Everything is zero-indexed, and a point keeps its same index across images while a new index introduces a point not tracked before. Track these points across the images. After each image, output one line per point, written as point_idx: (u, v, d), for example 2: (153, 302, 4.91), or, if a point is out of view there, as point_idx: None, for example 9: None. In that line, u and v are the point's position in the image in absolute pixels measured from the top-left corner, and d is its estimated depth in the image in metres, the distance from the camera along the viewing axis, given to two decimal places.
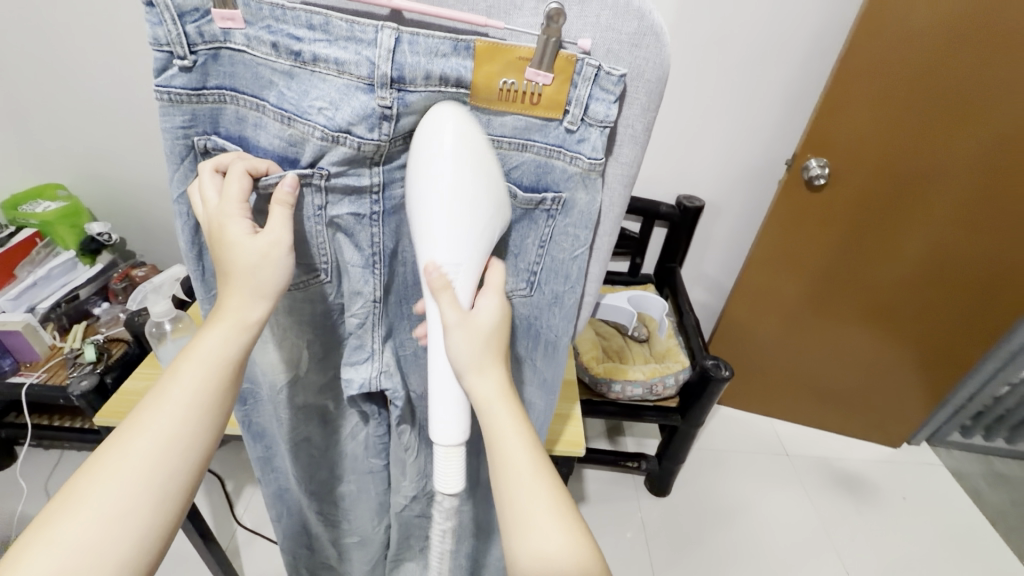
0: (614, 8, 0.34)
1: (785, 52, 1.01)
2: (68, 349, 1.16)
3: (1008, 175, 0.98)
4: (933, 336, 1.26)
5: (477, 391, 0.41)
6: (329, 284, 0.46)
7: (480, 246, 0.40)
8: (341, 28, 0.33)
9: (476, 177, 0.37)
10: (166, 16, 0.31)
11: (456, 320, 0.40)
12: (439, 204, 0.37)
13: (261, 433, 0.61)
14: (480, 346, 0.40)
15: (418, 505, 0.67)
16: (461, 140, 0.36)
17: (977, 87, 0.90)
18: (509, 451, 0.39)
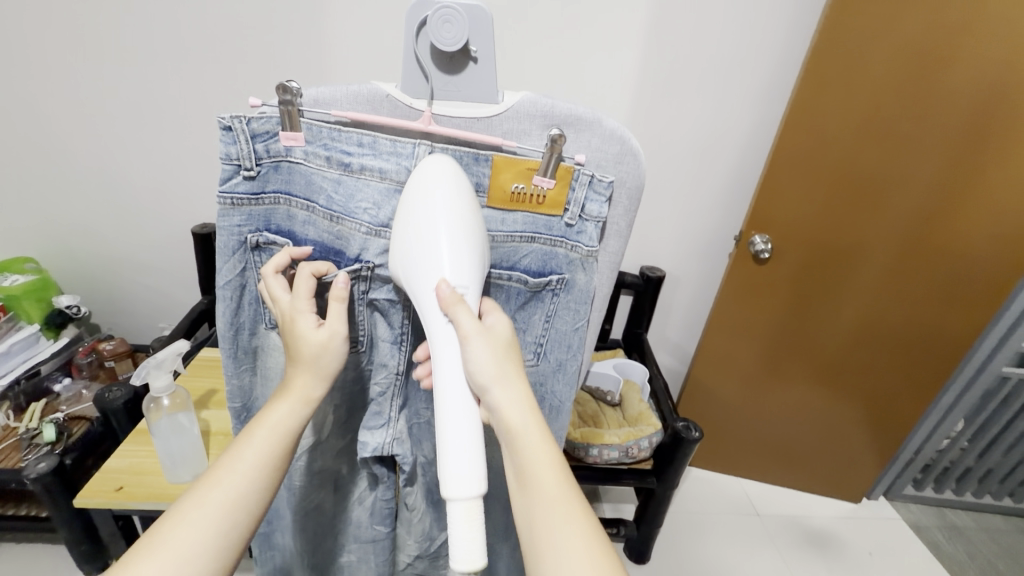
0: (602, 135, 0.43)
1: (725, 146, 1.18)
2: (22, 429, 1.08)
3: (917, 248, 1.15)
4: (875, 393, 1.38)
5: (503, 403, 0.42)
6: (363, 354, 0.51)
7: (479, 270, 0.41)
8: (385, 145, 0.40)
9: (467, 207, 0.40)
10: (241, 137, 0.39)
11: (477, 330, 0.40)
12: (445, 222, 0.39)
13: (274, 514, 0.65)
14: (499, 355, 0.42)
15: (422, 565, 0.71)
16: (455, 176, 0.40)
17: (882, 176, 1.08)
18: (535, 467, 0.43)
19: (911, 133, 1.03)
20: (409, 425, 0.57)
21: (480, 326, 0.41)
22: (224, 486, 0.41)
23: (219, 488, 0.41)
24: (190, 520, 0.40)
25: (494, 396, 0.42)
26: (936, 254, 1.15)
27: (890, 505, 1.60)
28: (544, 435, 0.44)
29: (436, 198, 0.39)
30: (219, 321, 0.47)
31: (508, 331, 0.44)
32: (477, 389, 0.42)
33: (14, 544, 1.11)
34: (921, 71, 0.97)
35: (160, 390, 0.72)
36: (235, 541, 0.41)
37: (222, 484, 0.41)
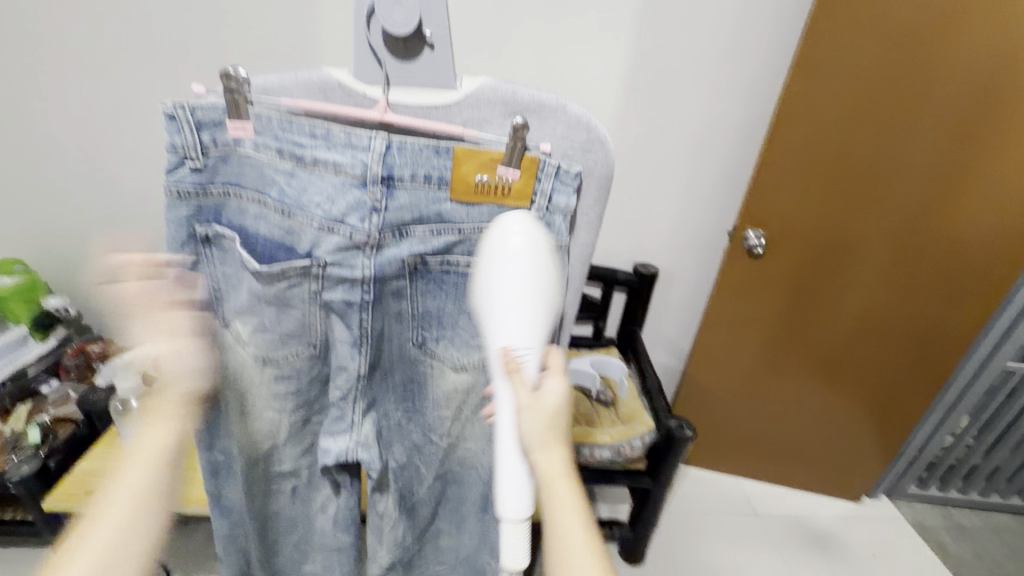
0: (567, 122, 0.41)
1: (717, 140, 1.16)
2: (9, 431, 1.08)
3: (917, 240, 1.13)
4: (875, 390, 1.36)
5: (542, 469, 0.44)
6: (316, 359, 0.51)
7: (542, 331, 0.44)
8: (339, 137, 0.39)
9: (536, 270, 0.41)
10: (186, 126, 0.38)
11: (527, 401, 0.44)
12: (508, 295, 0.41)
13: (229, 509, 0.64)
14: (546, 425, 0.44)
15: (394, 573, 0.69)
16: (530, 238, 0.41)
17: (881, 166, 1.06)
18: (563, 531, 0.42)
19: (907, 119, 1.00)
20: (378, 429, 0.55)
21: (530, 396, 0.44)
22: (119, 488, 0.43)
23: (116, 490, 0.43)
24: (91, 525, 0.41)
25: (536, 459, 0.45)
26: (937, 244, 1.13)
27: (893, 504, 1.57)
28: (579, 501, 0.44)
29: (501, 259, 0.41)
30: (174, 318, 0.48)
31: (564, 398, 0.45)
32: (524, 450, 0.45)
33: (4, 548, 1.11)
34: (918, 53, 0.94)
35: (126, 390, 0.74)
36: (145, 538, 0.43)
37: (115, 485, 0.43)
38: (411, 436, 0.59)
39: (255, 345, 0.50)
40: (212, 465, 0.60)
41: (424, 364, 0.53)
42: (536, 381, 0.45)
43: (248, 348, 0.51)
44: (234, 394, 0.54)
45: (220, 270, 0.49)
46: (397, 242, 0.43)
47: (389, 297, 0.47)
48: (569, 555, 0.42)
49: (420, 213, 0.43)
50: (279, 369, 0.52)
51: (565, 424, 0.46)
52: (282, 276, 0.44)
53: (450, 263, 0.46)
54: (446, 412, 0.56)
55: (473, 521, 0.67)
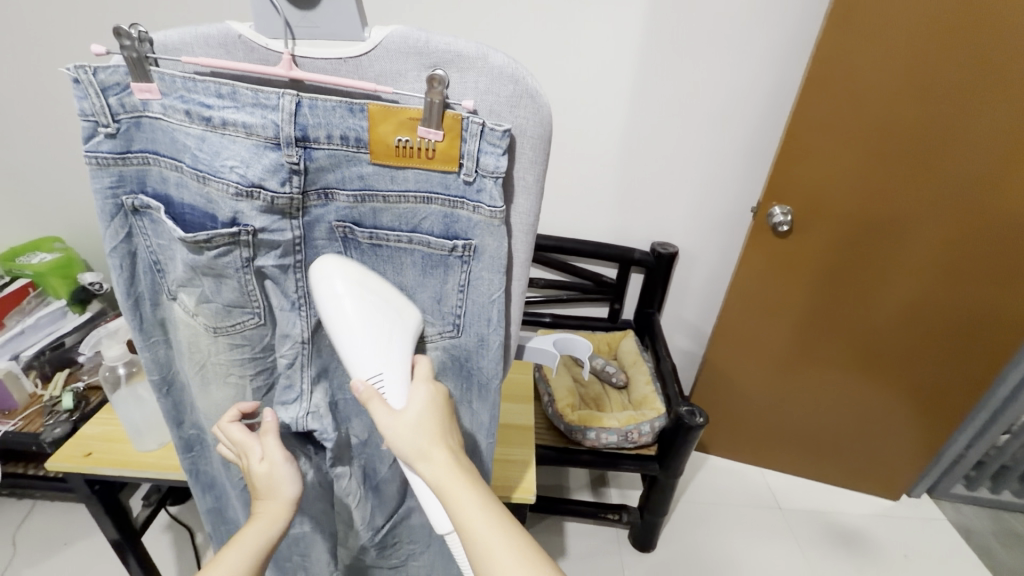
0: (490, 75, 0.37)
1: (740, 108, 1.08)
2: (47, 397, 1.08)
3: (978, 221, 1.00)
4: (919, 382, 1.24)
5: (431, 475, 0.42)
6: (267, 329, 0.50)
7: (396, 353, 0.45)
8: (246, 96, 0.37)
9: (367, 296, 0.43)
10: (90, 91, 0.37)
11: (390, 421, 0.43)
12: (348, 324, 0.43)
13: (210, 484, 0.67)
14: (421, 435, 0.43)
15: (372, 552, 0.73)
16: (348, 276, 0.43)
17: (939, 129, 0.93)
18: (474, 528, 0.41)
19: (962, 75, 0.88)
20: (332, 400, 0.55)
21: (394, 414, 0.43)
22: None
23: None
24: None
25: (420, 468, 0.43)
26: (1000, 225, 0.99)
27: (935, 503, 1.45)
28: (474, 488, 0.43)
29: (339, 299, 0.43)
30: (116, 293, 0.49)
31: (427, 407, 0.44)
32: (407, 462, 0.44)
33: (49, 501, 1.22)
34: (947, 22, 0.85)
35: (113, 358, 0.76)
36: None
37: None
38: (369, 412, 0.58)
39: (204, 316, 0.48)
40: (186, 440, 0.63)
41: None
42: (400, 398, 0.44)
43: (197, 318, 0.49)
44: (194, 361, 0.52)
45: (154, 240, 0.46)
46: (323, 204, 0.43)
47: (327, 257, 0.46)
48: (482, 543, 0.41)
49: (342, 174, 0.41)
50: (232, 338, 0.49)
51: (438, 429, 0.44)
52: (209, 244, 0.42)
53: (378, 238, 0.45)
54: None
55: None
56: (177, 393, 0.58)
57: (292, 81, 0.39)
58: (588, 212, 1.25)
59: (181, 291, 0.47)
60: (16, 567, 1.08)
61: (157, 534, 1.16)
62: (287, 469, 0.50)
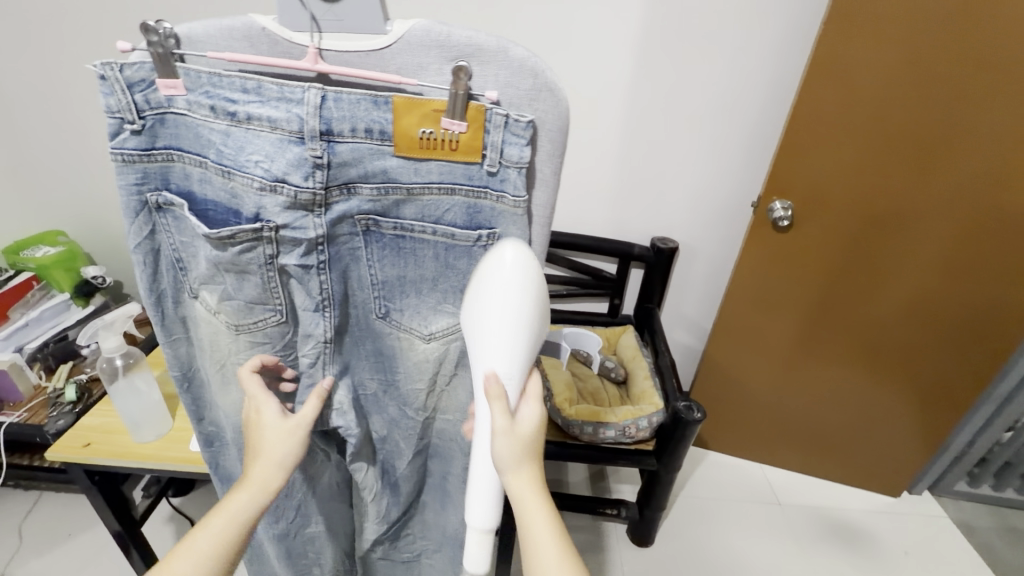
0: (510, 68, 0.38)
1: (747, 106, 1.09)
2: (51, 388, 1.09)
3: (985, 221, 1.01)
4: (922, 378, 1.25)
5: (515, 486, 0.48)
6: (286, 326, 0.50)
7: (526, 363, 0.47)
8: (271, 90, 0.38)
9: (526, 300, 0.42)
10: (117, 87, 0.37)
11: (504, 427, 0.47)
12: (492, 328, 0.44)
13: (228, 475, 0.67)
14: (522, 450, 0.48)
15: (382, 548, 0.73)
16: (521, 271, 0.42)
17: (948, 126, 0.94)
18: (538, 546, 0.48)
19: (970, 73, 0.89)
20: (354, 398, 0.56)
21: (507, 423, 0.47)
22: None
23: None
24: None
25: (508, 478, 0.49)
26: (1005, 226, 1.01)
27: (934, 499, 1.47)
28: (550, 512, 0.49)
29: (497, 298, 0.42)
30: (139, 290, 0.49)
31: (536, 426, 0.49)
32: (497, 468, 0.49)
33: (53, 492, 1.22)
34: (966, 14, 0.85)
35: (110, 349, 0.77)
36: None
37: None
38: (388, 409, 0.58)
39: (225, 314, 0.49)
40: (207, 435, 0.63)
41: (392, 334, 0.52)
42: (514, 408, 0.48)
43: (218, 316, 0.50)
44: (215, 359, 0.53)
45: (177, 237, 0.46)
46: (345, 199, 0.42)
47: (348, 254, 0.46)
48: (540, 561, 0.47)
49: (365, 169, 0.41)
50: (253, 336, 0.50)
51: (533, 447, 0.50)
52: (232, 241, 0.42)
53: (403, 228, 0.45)
54: (421, 385, 0.55)
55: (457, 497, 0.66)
56: (198, 388, 0.59)
57: (318, 75, 0.40)
58: (593, 208, 1.25)
59: (203, 288, 0.48)
60: (21, 557, 1.09)
61: (160, 525, 1.17)
62: (287, 444, 0.50)
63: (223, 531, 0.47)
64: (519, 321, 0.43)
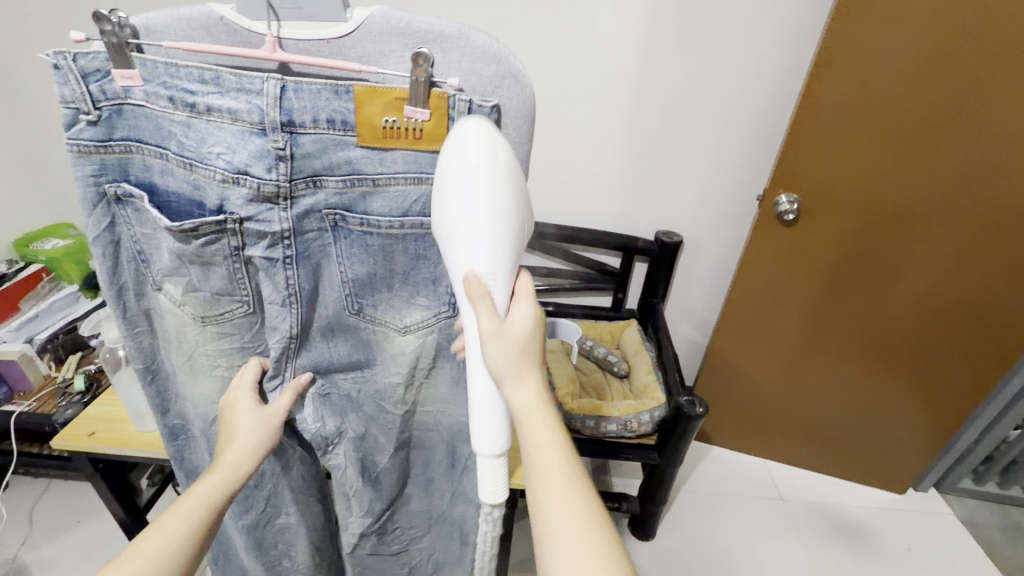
0: (472, 55, 0.40)
1: (747, 96, 1.06)
2: (61, 379, 1.08)
3: (993, 213, 0.98)
4: (928, 373, 1.22)
5: (515, 399, 0.46)
6: (255, 315, 0.52)
7: (510, 258, 0.44)
8: (230, 81, 0.40)
9: (498, 180, 0.40)
10: (71, 77, 0.39)
11: (493, 329, 0.44)
12: (472, 212, 0.41)
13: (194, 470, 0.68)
14: (517, 352, 0.45)
15: (369, 543, 0.73)
16: (484, 148, 0.40)
17: (945, 114, 0.91)
18: (546, 467, 0.44)
19: (971, 55, 0.86)
20: (321, 394, 0.58)
21: (496, 326, 0.44)
22: None
23: None
24: None
25: (507, 390, 0.46)
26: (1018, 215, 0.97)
27: (941, 497, 1.44)
28: (553, 427, 0.46)
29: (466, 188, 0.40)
30: (99, 282, 0.49)
31: (530, 324, 0.46)
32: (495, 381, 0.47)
33: (63, 480, 1.25)
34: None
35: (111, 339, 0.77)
36: None
37: None
38: (365, 406, 0.59)
39: (191, 305, 0.50)
40: (171, 430, 0.64)
41: (366, 329, 0.54)
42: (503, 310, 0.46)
43: (183, 308, 0.51)
44: (181, 352, 0.54)
45: (138, 229, 0.47)
46: (312, 193, 0.44)
47: (316, 252, 0.48)
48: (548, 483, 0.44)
49: (330, 160, 0.43)
50: (221, 327, 0.52)
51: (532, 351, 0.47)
52: (195, 233, 0.44)
53: (369, 224, 0.46)
54: (397, 379, 0.57)
55: (443, 483, 0.69)
56: (162, 380, 0.59)
57: (280, 66, 0.42)
58: (592, 201, 1.24)
59: (166, 281, 0.49)
60: (32, 542, 1.12)
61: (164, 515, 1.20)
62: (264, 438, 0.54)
63: (189, 514, 0.47)
64: (496, 209, 0.41)
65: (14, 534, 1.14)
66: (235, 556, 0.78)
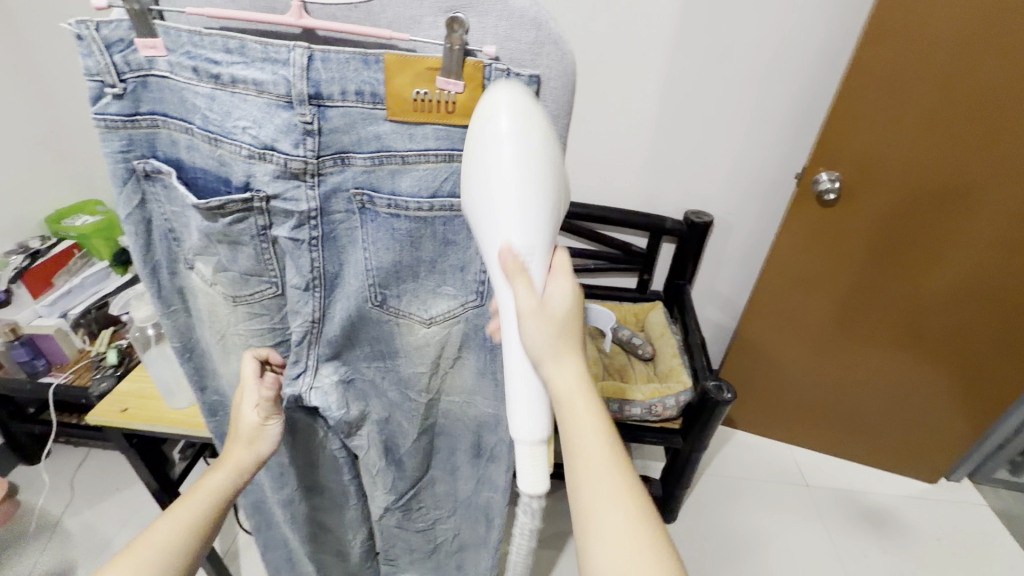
0: (510, 20, 0.38)
1: (791, 65, 1.00)
2: (94, 353, 1.10)
3: None
4: (969, 363, 1.16)
5: (555, 379, 0.43)
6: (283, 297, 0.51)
7: (546, 229, 0.41)
8: (256, 50, 0.38)
9: (534, 145, 0.37)
10: (94, 48, 0.37)
11: (532, 306, 0.42)
12: (506, 181, 0.38)
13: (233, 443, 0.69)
14: (557, 331, 0.43)
15: (395, 516, 0.73)
16: (517, 114, 0.37)
17: (1009, 88, 0.84)
18: (588, 459, 0.43)
19: None
20: (345, 380, 0.56)
21: (537, 301, 0.42)
22: None
23: None
24: None
25: (546, 371, 0.43)
26: None
27: (973, 487, 1.39)
28: (595, 410, 0.44)
29: (499, 154, 0.37)
30: (134, 260, 0.49)
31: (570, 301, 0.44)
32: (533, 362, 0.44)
33: (101, 448, 1.30)
34: None
35: (141, 319, 0.78)
36: None
37: None
38: (388, 393, 0.59)
39: (222, 285, 0.50)
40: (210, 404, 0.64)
41: (389, 321, 0.52)
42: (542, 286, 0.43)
43: (215, 287, 0.50)
44: (214, 330, 0.54)
45: (168, 207, 0.46)
46: (339, 170, 0.43)
47: (344, 236, 0.46)
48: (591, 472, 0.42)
49: (358, 136, 0.41)
50: (251, 307, 0.51)
51: (571, 328, 0.45)
52: (223, 211, 0.43)
53: (396, 206, 0.44)
54: (422, 368, 0.56)
55: (466, 467, 0.68)
56: (199, 358, 0.59)
57: (304, 31, 0.40)
58: (619, 178, 1.20)
59: (197, 260, 0.49)
60: (74, 508, 1.17)
61: None
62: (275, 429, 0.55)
63: (202, 499, 0.49)
64: (537, 182, 0.38)
65: (56, 500, 1.18)
66: (274, 527, 0.79)
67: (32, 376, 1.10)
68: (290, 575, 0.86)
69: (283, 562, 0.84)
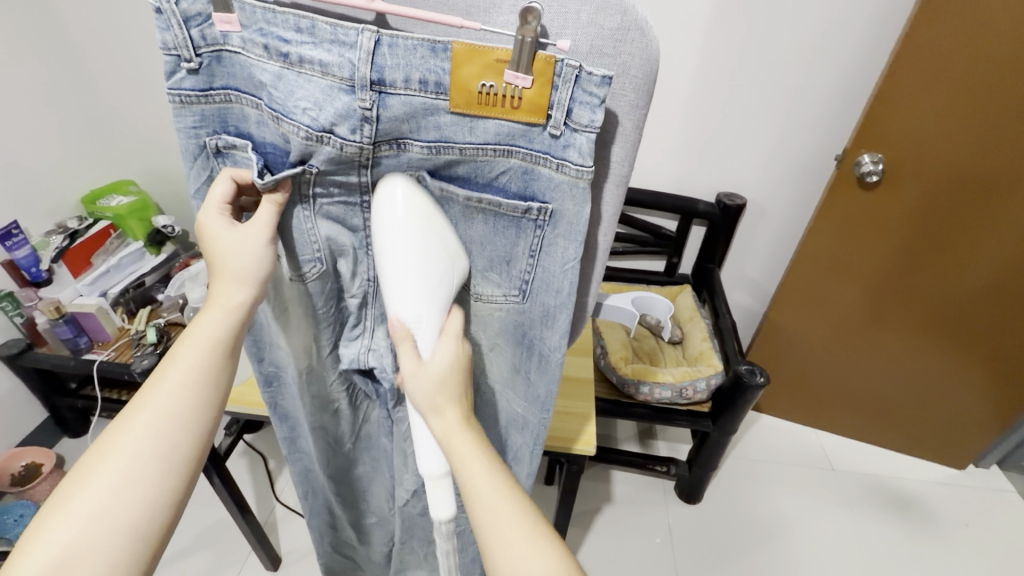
0: (594, 4, 0.36)
1: (839, 42, 0.96)
2: (133, 330, 1.13)
3: None
4: (1005, 356, 1.14)
5: (439, 427, 0.45)
6: (332, 278, 0.51)
7: (436, 299, 0.46)
8: (325, 31, 0.37)
9: (419, 235, 0.44)
10: (173, 22, 0.37)
11: (411, 369, 0.46)
12: (401, 254, 0.44)
13: (286, 416, 0.68)
14: (435, 388, 0.45)
15: (418, 502, 0.75)
16: (409, 206, 0.44)
17: None
18: (485, 507, 0.42)
19: None
20: None
21: (417, 366, 0.46)
22: None
23: None
24: None
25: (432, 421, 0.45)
26: None
27: (1003, 474, 1.38)
28: (486, 461, 0.44)
29: (395, 228, 0.44)
30: None
31: (451, 362, 0.46)
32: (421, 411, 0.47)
33: None
34: None
35: None
36: None
37: None
38: None
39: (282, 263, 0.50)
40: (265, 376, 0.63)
41: None
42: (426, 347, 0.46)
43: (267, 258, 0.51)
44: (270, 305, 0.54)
45: None
46: (395, 155, 0.43)
47: None
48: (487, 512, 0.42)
49: (417, 124, 0.41)
50: (306, 289, 0.51)
51: (456, 385, 0.46)
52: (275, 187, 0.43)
53: (449, 191, 0.45)
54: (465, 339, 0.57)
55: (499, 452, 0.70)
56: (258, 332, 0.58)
57: (377, 16, 0.39)
58: (653, 159, 1.18)
59: None
60: None
61: (236, 458, 1.30)
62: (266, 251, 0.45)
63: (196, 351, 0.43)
64: (421, 254, 0.44)
65: None
66: (318, 496, 0.80)
67: (74, 353, 1.12)
68: (327, 544, 0.89)
69: (324, 529, 0.86)
